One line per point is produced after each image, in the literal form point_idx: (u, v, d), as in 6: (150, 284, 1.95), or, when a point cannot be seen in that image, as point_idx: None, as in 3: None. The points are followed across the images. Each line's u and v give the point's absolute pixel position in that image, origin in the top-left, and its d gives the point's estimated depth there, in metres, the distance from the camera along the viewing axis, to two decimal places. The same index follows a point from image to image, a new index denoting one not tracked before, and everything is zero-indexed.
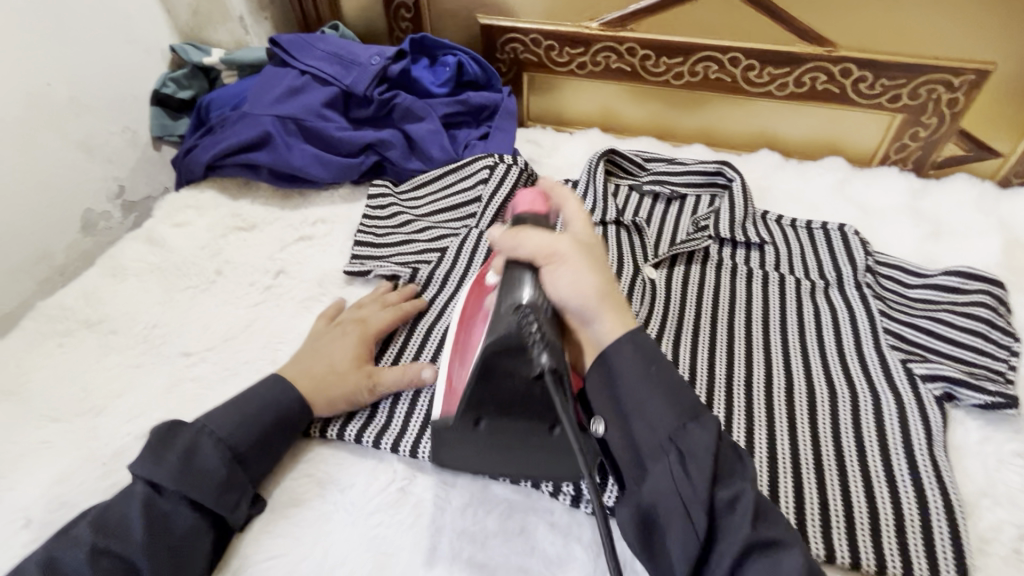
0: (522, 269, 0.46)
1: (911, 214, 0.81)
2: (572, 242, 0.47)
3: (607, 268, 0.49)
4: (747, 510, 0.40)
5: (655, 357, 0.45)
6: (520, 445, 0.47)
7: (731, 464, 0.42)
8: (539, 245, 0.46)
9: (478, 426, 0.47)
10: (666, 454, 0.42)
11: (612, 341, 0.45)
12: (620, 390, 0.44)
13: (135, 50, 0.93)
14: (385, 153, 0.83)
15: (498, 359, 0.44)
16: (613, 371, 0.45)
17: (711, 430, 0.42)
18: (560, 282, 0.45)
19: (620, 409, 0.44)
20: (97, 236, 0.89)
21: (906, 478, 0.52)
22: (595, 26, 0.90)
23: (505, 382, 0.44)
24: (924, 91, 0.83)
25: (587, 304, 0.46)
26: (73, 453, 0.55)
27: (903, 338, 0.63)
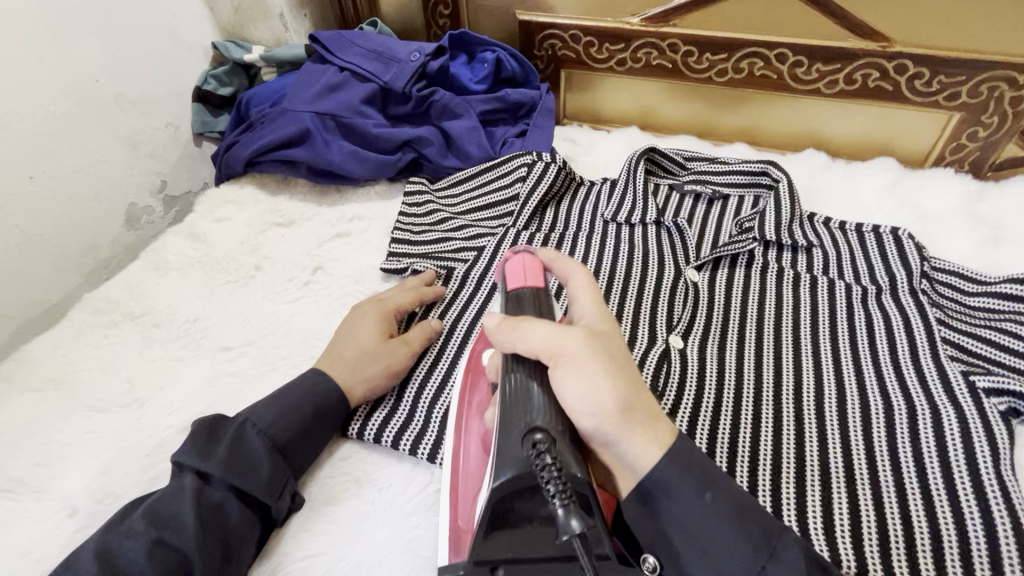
0: (529, 375, 0.43)
1: (969, 218, 0.78)
2: (582, 336, 0.43)
3: (622, 361, 0.44)
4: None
5: (711, 478, 0.40)
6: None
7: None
8: (544, 345, 0.43)
9: (495, 573, 0.41)
10: (748, 571, 0.38)
11: (654, 474, 0.40)
12: (680, 535, 0.40)
13: (179, 47, 0.94)
14: (422, 150, 0.83)
15: (520, 506, 0.39)
16: (673, 506, 0.40)
17: (796, 568, 0.37)
18: (569, 389, 0.41)
19: (683, 552, 0.39)
20: (140, 230, 0.91)
21: (971, 498, 0.49)
22: (636, 22, 0.88)
23: (522, 525, 0.39)
24: (985, 88, 0.79)
25: (608, 426, 0.41)
26: (119, 444, 0.56)
27: (963, 350, 0.60)
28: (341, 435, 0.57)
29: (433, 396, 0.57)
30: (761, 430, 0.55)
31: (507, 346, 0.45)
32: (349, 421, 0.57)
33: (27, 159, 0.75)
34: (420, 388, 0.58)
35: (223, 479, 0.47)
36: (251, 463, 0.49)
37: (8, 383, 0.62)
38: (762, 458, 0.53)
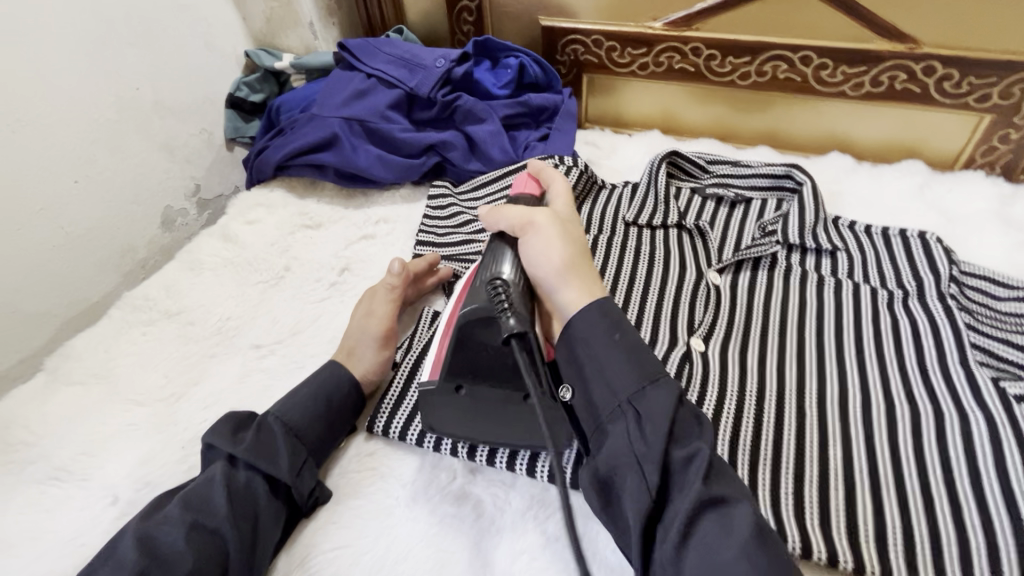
0: (503, 239, 0.54)
1: (1000, 222, 0.76)
2: (548, 214, 0.53)
3: (579, 243, 0.54)
4: (700, 469, 0.41)
5: (619, 325, 0.47)
6: (495, 415, 0.49)
7: (689, 421, 0.44)
8: (515, 218, 0.53)
9: (459, 392, 0.49)
10: (624, 415, 0.44)
11: (578, 312, 0.48)
12: (582, 351, 0.47)
13: (214, 55, 0.98)
14: (446, 153, 0.85)
15: (479, 332, 0.49)
16: (578, 334, 0.47)
17: (668, 393, 0.43)
18: (532, 244, 0.52)
19: (580, 375, 0.47)
20: (175, 231, 0.95)
21: (1001, 505, 0.48)
22: (658, 26, 0.88)
23: (477, 349, 0.49)
24: (1018, 89, 0.77)
25: (553, 277, 0.50)
26: (156, 436, 0.58)
27: (994, 355, 0.59)
28: (365, 433, 0.58)
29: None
30: (785, 435, 0.55)
31: (494, 224, 0.55)
32: (373, 420, 0.58)
33: (72, 163, 0.79)
34: None
35: (247, 463, 0.50)
36: (273, 449, 0.51)
37: (54, 376, 0.65)
38: (785, 462, 0.53)
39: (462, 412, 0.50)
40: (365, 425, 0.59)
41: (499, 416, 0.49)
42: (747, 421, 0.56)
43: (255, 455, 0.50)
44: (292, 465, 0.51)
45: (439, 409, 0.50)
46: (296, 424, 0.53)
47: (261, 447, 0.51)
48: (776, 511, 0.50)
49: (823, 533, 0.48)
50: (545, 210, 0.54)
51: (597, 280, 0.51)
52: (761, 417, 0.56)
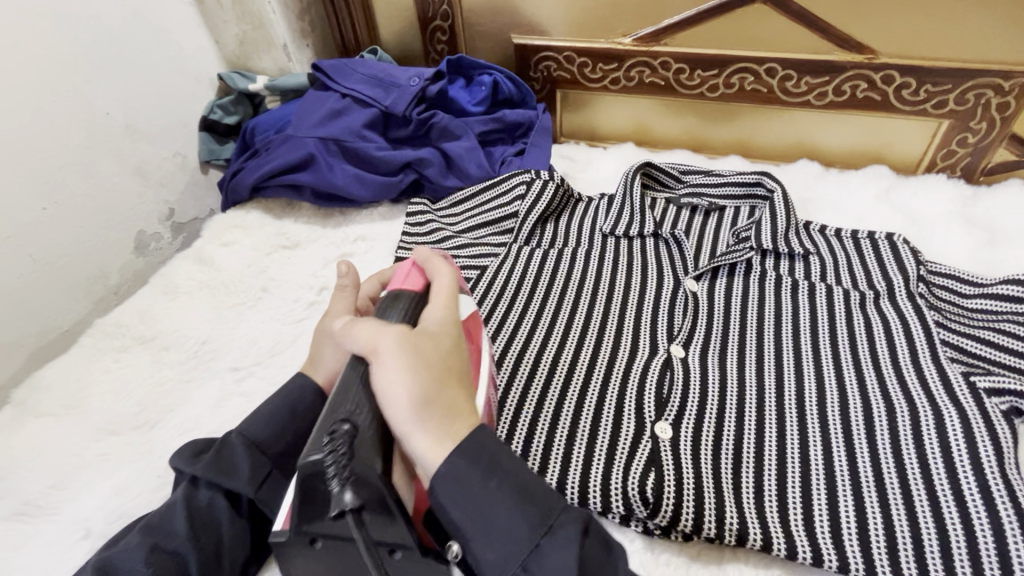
0: (353, 367, 0.42)
1: (963, 222, 0.79)
2: (400, 333, 0.41)
3: (448, 372, 0.42)
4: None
5: (502, 467, 0.41)
6: (357, 570, 0.40)
7: (597, 555, 0.41)
8: (361, 344, 0.41)
9: (313, 544, 0.39)
10: (523, 573, 0.38)
11: (443, 467, 0.39)
12: (464, 516, 0.39)
13: (186, 78, 0.97)
14: (423, 171, 0.85)
15: (317, 487, 0.37)
16: (450, 493, 0.39)
17: (570, 543, 0.39)
18: (381, 381, 0.40)
19: (458, 528, 0.40)
20: (148, 256, 0.93)
21: (977, 499, 0.49)
22: (628, 41, 0.90)
23: (323, 511, 0.38)
24: (971, 96, 0.81)
25: (405, 416, 0.39)
26: (131, 466, 0.57)
27: (963, 351, 0.61)
28: None
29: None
30: (767, 440, 0.55)
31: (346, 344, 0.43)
32: None
33: (39, 190, 0.77)
34: None
35: (207, 479, 0.48)
36: (233, 462, 0.48)
37: (22, 409, 0.63)
38: (768, 464, 0.53)
39: (324, 560, 0.40)
40: None
41: (364, 573, 0.40)
42: (729, 423, 0.56)
43: (213, 471, 0.48)
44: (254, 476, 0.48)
45: (297, 563, 0.40)
46: None
47: (219, 463, 0.48)
48: (760, 515, 0.50)
49: (807, 533, 0.49)
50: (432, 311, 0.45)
51: (468, 401, 0.42)
52: (742, 421, 0.56)
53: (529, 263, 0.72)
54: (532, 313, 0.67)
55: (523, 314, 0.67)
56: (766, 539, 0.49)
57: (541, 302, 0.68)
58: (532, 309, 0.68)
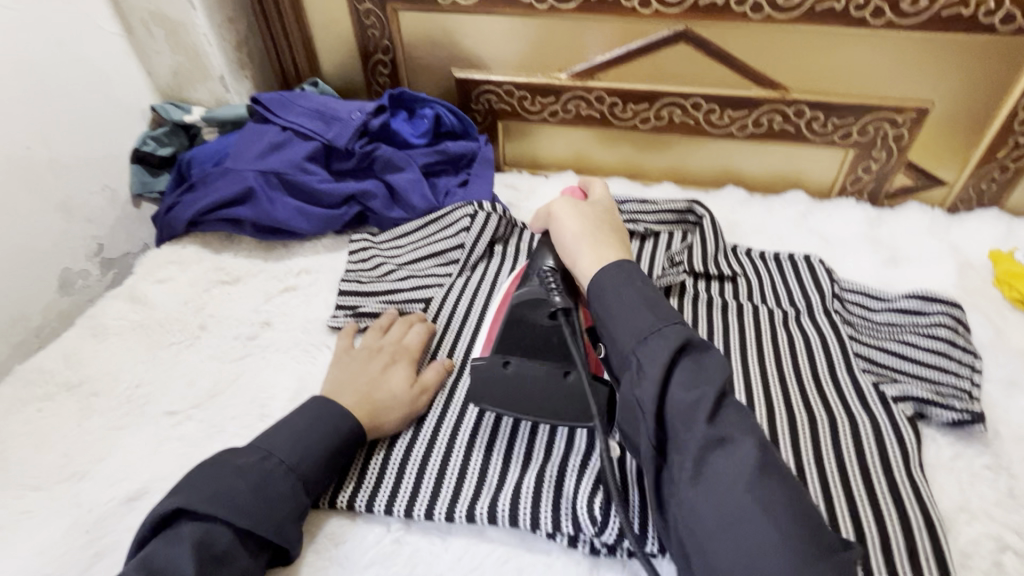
0: (543, 239, 0.64)
1: (870, 242, 0.87)
2: (568, 202, 0.63)
3: (603, 223, 0.61)
4: (705, 411, 0.44)
5: (635, 283, 0.53)
6: (539, 389, 0.53)
7: (697, 370, 0.46)
8: (542, 217, 0.64)
9: (507, 366, 0.54)
10: (628, 365, 0.49)
11: (602, 273, 0.54)
12: (601, 312, 0.52)
13: (116, 110, 0.94)
14: (367, 203, 0.85)
15: (529, 313, 0.56)
16: (598, 292, 0.53)
17: (669, 345, 0.47)
18: (557, 228, 0.61)
19: (597, 324, 0.53)
20: (74, 295, 0.89)
21: (887, 497, 0.54)
22: (564, 76, 0.95)
23: (528, 328, 0.56)
24: (872, 128, 0.89)
25: (577, 242, 0.58)
26: (53, 523, 0.54)
27: (874, 361, 0.66)
28: None
29: (385, 455, 0.57)
30: None
31: (538, 229, 0.66)
32: None
33: None
34: (374, 441, 0.58)
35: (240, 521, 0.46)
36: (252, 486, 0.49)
37: None
38: None
39: (511, 384, 0.54)
40: None
41: (545, 389, 0.53)
42: None
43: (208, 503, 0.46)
44: (287, 517, 0.49)
45: (487, 387, 0.54)
46: None
47: (255, 505, 0.48)
48: None
49: None
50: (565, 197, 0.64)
51: (621, 251, 0.59)
52: (799, 446, 0.58)
53: (478, 298, 0.73)
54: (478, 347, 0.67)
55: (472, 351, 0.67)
56: None
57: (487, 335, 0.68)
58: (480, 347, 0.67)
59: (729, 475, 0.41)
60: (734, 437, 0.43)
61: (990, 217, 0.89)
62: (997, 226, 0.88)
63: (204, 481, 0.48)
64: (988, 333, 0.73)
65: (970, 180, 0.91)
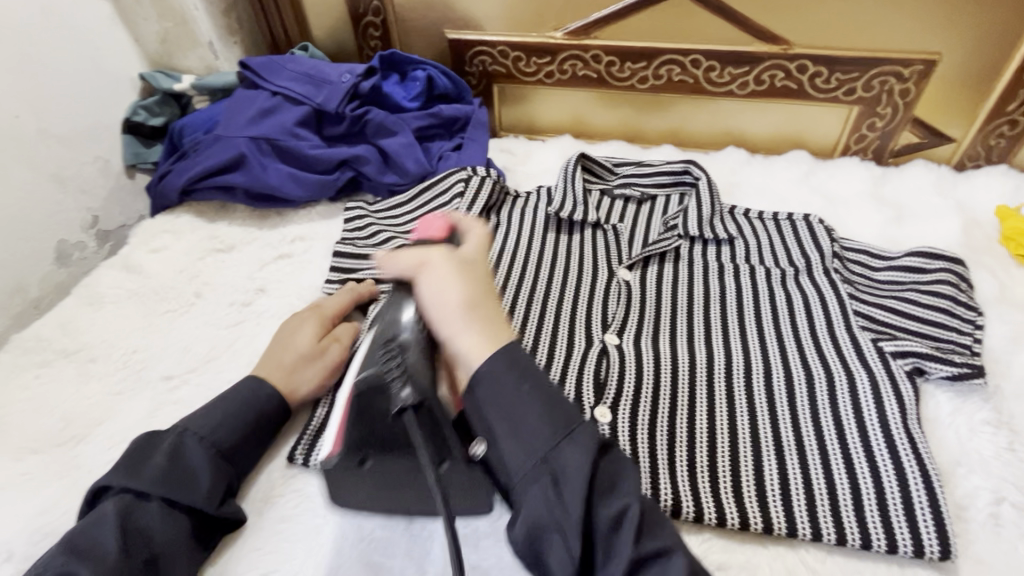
0: (403, 293, 0.52)
1: (874, 200, 0.85)
2: (446, 256, 0.51)
3: (483, 281, 0.52)
4: (630, 528, 0.41)
5: (530, 375, 0.46)
6: (406, 484, 0.51)
7: (613, 474, 0.44)
8: (407, 264, 0.50)
9: (363, 464, 0.50)
10: (540, 479, 0.43)
11: (483, 367, 0.46)
12: (492, 412, 0.45)
13: (103, 79, 0.92)
14: (360, 168, 0.84)
15: (376, 403, 0.48)
16: (488, 392, 0.45)
17: (584, 452, 0.43)
18: (431, 294, 0.49)
19: (488, 434, 0.45)
20: (71, 266, 0.89)
21: (884, 452, 0.53)
22: (560, 35, 0.92)
23: (377, 424, 0.48)
24: (877, 83, 0.87)
25: (452, 318, 0.48)
26: (53, 485, 0.54)
27: (872, 319, 0.65)
28: (286, 459, 0.56)
29: None
30: (701, 414, 0.57)
31: (388, 274, 0.52)
32: (293, 448, 0.56)
33: None
34: None
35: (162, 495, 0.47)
36: (189, 467, 0.49)
37: None
38: (744, 455, 0.54)
39: (367, 478, 0.52)
40: (287, 450, 0.57)
41: (411, 482, 0.51)
42: (665, 403, 0.58)
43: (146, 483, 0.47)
44: (214, 492, 0.49)
45: (343, 484, 0.52)
46: (209, 433, 0.51)
47: (175, 476, 0.48)
48: (715, 495, 0.52)
49: (758, 504, 0.51)
50: (441, 248, 0.52)
51: (502, 321, 0.50)
52: (795, 404, 0.58)
53: None
54: None
55: None
56: (721, 516, 0.51)
57: None
58: None
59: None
60: (665, 549, 0.42)
61: (999, 173, 0.87)
62: (1006, 181, 0.86)
63: (136, 457, 0.49)
64: (993, 289, 0.71)
65: (978, 136, 0.88)
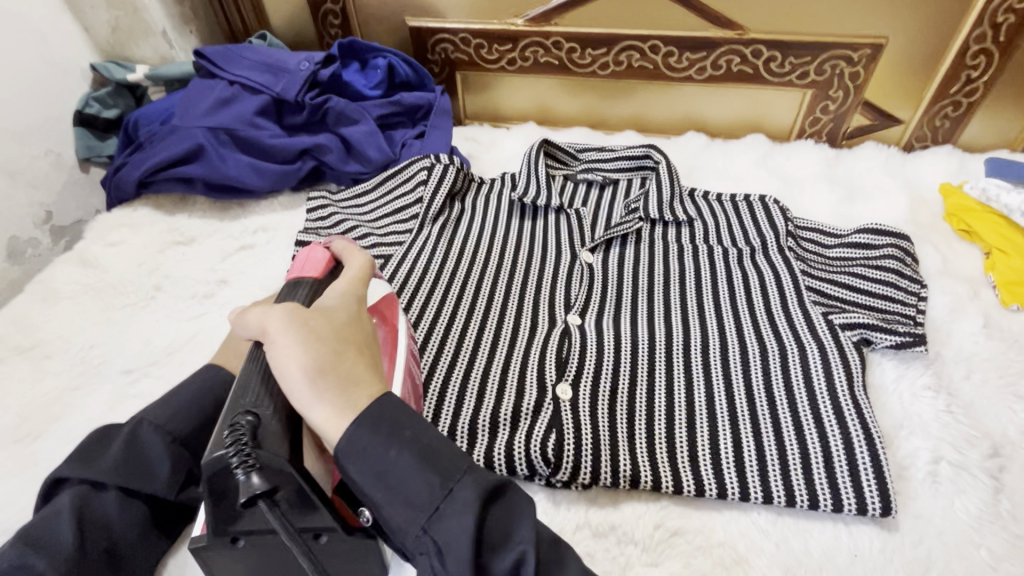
0: (252, 356, 0.41)
1: (827, 181, 0.88)
2: (288, 309, 0.40)
3: (350, 333, 0.41)
4: (531, 573, 0.37)
5: (405, 425, 0.38)
6: (290, 566, 0.40)
7: (506, 519, 0.38)
8: (250, 327, 0.40)
9: (237, 542, 0.37)
10: (426, 550, 0.36)
11: (341, 443, 0.37)
12: (366, 482, 0.37)
13: (51, 69, 0.89)
14: (322, 157, 0.84)
15: (228, 486, 0.35)
16: (354, 460, 0.36)
17: (467, 514, 0.36)
18: (273, 357, 0.39)
19: (365, 497, 0.37)
20: (25, 263, 0.87)
21: (832, 420, 0.56)
22: (521, 22, 0.93)
23: (235, 510, 0.36)
24: (828, 66, 0.89)
25: (299, 390, 0.37)
26: (10, 482, 0.54)
27: (823, 293, 0.68)
28: None
29: None
30: (659, 389, 0.59)
31: (242, 328, 0.42)
32: None
33: None
34: None
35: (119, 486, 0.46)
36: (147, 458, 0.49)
37: None
38: (700, 425, 0.56)
39: (245, 559, 0.38)
40: None
41: (295, 571, 0.40)
42: (623, 379, 0.59)
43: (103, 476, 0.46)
44: (173, 478, 0.49)
45: (217, 562, 0.38)
46: (165, 422, 0.49)
47: (132, 466, 0.47)
48: (672, 464, 0.54)
49: (714, 471, 0.53)
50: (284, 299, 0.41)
51: (376, 373, 0.41)
52: (749, 376, 0.60)
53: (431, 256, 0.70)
54: (434, 307, 0.65)
55: (428, 306, 0.65)
56: (677, 484, 0.53)
57: (443, 291, 0.67)
58: (436, 300, 0.66)
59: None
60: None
61: (944, 153, 0.91)
62: (951, 160, 0.90)
63: (89, 450, 0.48)
64: (936, 262, 0.75)
65: (925, 118, 0.92)
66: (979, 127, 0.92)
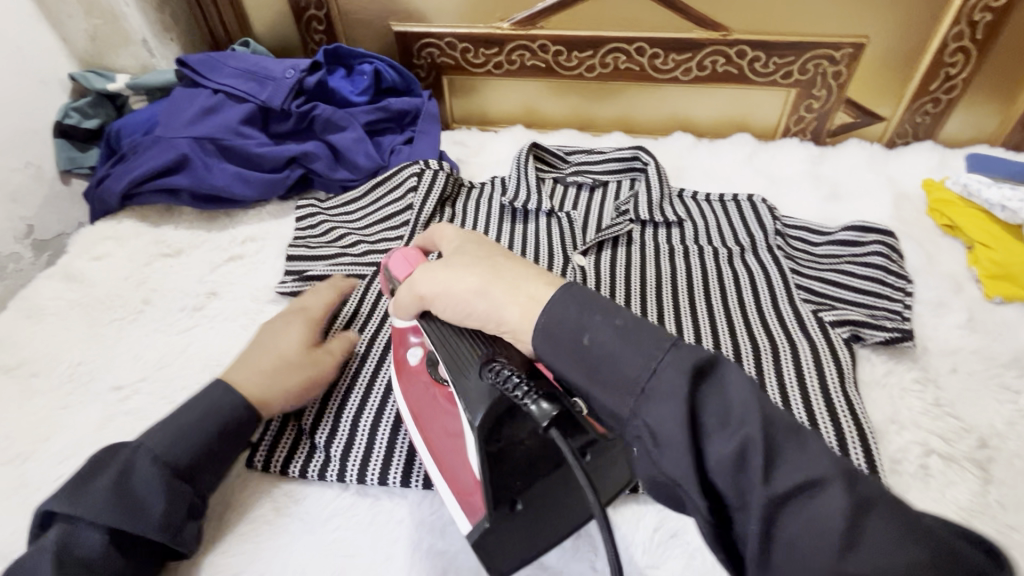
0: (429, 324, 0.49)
1: (812, 178, 0.89)
2: (434, 266, 0.48)
3: (487, 252, 0.48)
4: (756, 459, 0.31)
5: (597, 305, 0.39)
6: (568, 498, 0.42)
7: (721, 403, 0.34)
8: (409, 300, 0.49)
9: (516, 507, 0.41)
10: (640, 435, 0.35)
11: (542, 328, 0.40)
12: (575, 370, 0.38)
13: (29, 81, 0.87)
14: (310, 165, 0.83)
15: (507, 430, 0.42)
16: (560, 341, 0.39)
17: (677, 387, 0.34)
18: (450, 300, 0.46)
19: (580, 383, 0.38)
20: (7, 279, 0.85)
21: (826, 417, 0.56)
22: (507, 26, 0.92)
23: (514, 450, 0.41)
24: (811, 66, 0.90)
25: (484, 296, 0.44)
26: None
27: (813, 291, 0.69)
28: (244, 465, 0.55)
29: (332, 425, 0.56)
30: None
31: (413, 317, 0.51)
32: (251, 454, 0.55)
33: None
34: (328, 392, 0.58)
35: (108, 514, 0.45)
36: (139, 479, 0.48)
37: None
38: None
39: (528, 522, 0.42)
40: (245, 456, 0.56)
41: (558, 501, 0.42)
42: None
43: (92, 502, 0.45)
44: (157, 508, 0.46)
45: (508, 540, 0.42)
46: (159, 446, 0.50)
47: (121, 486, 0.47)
48: None
49: None
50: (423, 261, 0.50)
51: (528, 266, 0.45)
52: None
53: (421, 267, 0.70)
54: None
55: None
56: None
57: None
58: None
59: (814, 543, 0.29)
60: (811, 479, 0.31)
61: (925, 148, 0.92)
62: (932, 155, 0.91)
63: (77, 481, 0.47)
64: (920, 257, 0.76)
65: (907, 114, 0.93)
66: (959, 122, 0.93)
